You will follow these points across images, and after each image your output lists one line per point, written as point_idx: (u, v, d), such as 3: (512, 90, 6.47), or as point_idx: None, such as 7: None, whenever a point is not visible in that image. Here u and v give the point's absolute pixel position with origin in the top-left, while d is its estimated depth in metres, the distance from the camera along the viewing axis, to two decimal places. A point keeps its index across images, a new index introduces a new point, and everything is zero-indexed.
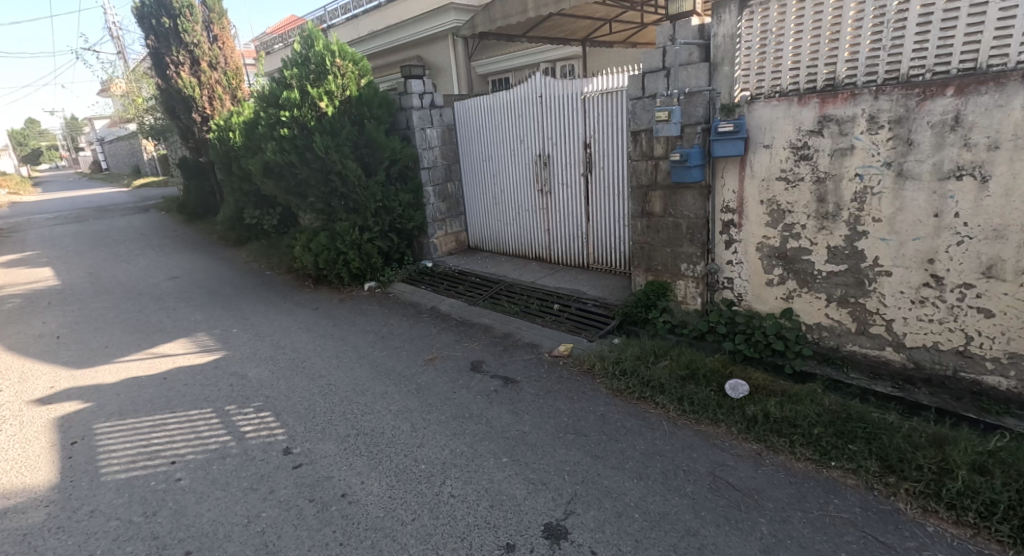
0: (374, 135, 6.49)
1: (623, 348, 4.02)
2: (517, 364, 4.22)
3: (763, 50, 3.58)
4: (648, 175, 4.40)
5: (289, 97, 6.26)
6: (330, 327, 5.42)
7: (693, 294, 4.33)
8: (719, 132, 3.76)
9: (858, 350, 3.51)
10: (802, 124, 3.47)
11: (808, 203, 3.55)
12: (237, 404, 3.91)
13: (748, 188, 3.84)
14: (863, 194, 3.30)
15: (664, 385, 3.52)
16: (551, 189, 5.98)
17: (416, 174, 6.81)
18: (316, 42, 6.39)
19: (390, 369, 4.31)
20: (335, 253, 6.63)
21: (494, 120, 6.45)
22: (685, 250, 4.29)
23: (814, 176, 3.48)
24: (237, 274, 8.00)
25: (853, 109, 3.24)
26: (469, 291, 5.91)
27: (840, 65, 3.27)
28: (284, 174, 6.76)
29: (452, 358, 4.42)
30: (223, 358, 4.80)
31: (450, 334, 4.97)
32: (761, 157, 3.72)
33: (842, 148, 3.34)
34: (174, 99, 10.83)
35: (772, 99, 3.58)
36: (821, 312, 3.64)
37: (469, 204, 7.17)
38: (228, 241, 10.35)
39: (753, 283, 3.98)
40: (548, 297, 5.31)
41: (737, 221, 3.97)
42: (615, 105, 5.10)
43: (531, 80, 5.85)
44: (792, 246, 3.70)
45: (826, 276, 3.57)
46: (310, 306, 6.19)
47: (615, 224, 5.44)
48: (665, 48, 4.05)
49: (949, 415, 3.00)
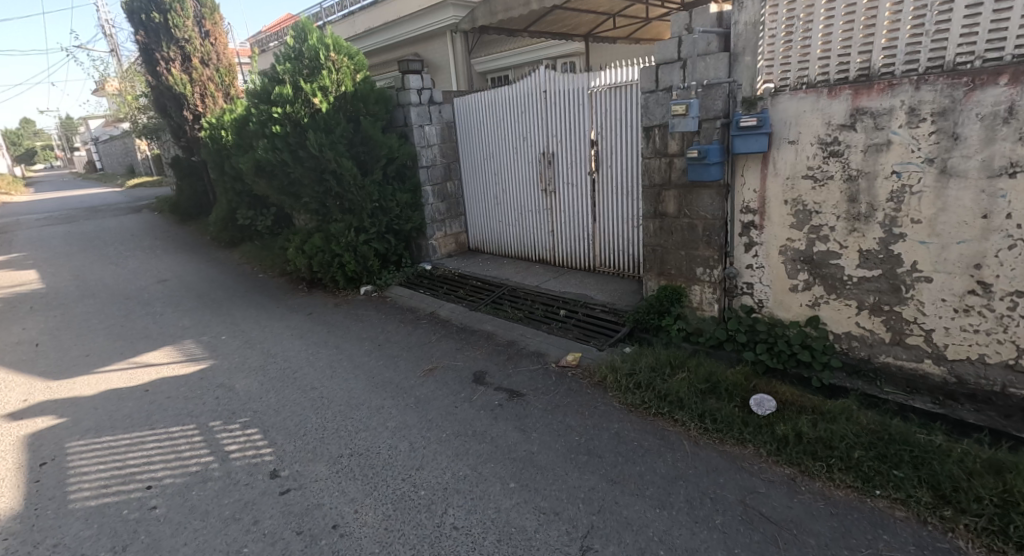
0: (371, 132, 6.22)
1: (637, 358, 3.76)
2: (523, 375, 3.95)
3: (789, 38, 3.33)
4: (662, 172, 4.13)
5: (281, 93, 5.96)
6: (323, 335, 5.13)
7: (709, 300, 4.07)
8: (742, 127, 3.50)
9: (892, 361, 3.25)
10: (832, 118, 3.22)
11: (838, 202, 3.30)
12: (222, 419, 3.63)
13: (771, 187, 3.59)
14: (901, 194, 3.04)
15: (683, 400, 3.26)
16: (555, 188, 5.72)
17: (414, 173, 6.54)
18: (309, 35, 6.12)
19: (386, 381, 4.03)
20: (330, 255, 6.36)
21: (496, 116, 6.19)
22: (701, 253, 4.03)
23: (845, 174, 3.23)
24: (229, 277, 7.72)
25: (890, 101, 2.99)
26: (470, 295, 5.65)
27: (876, 53, 3.02)
28: (276, 174, 6.48)
29: (453, 369, 4.15)
30: (209, 369, 4.52)
31: (450, 341, 4.70)
32: (786, 153, 3.46)
33: (877, 144, 3.08)
34: (166, 97, 10.54)
35: (798, 90, 3.34)
36: (850, 321, 3.39)
37: (470, 205, 6.90)
38: (220, 242, 10.06)
39: (775, 289, 3.73)
40: (553, 302, 5.04)
41: (757, 222, 3.72)
42: (625, 101, 4.84)
43: (535, 74, 5.59)
44: (819, 249, 3.45)
45: (856, 281, 3.31)
46: (303, 312, 5.90)
47: (624, 225, 5.17)
48: (681, 37, 3.79)
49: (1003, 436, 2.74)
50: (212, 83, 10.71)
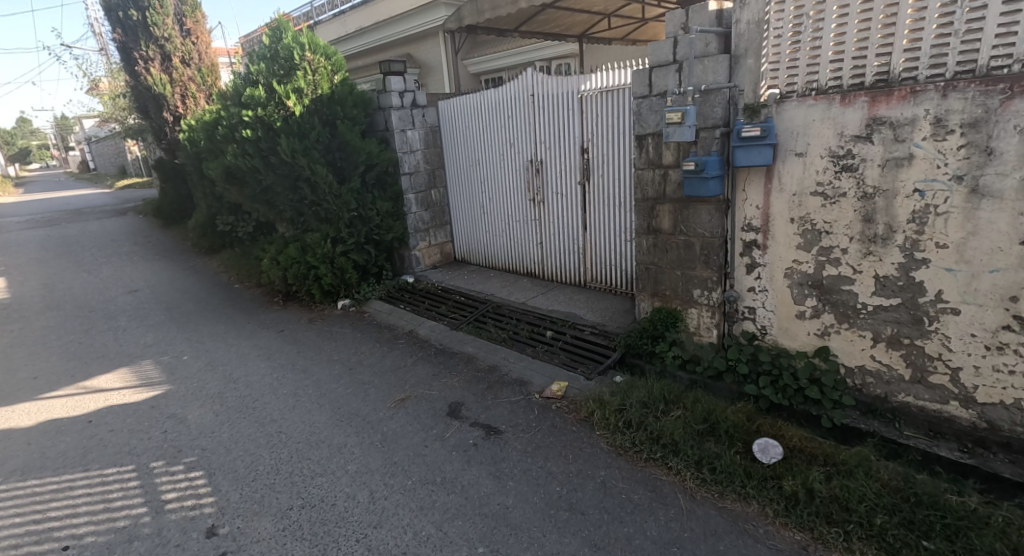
0: (348, 137, 5.87)
1: (628, 391, 3.41)
2: (503, 408, 3.58)
3: (796, 39, 3.00)
4: (655, 185, 3.77)
5: (253, 95, 5.62)
6: (292, 356, 4.75)
7: (707, 325, 3.72)
8: (743, 137, 3.17)
9: (912, 402, 2.91)
10: (845, 128, 2.89)
11: (851, 222, 2.97)
12: (165, 459, 3.26)
13: (776, 204, 3.25)
14: (924, 214, 2.71)
15: (679, 444, 2.92)
16: (544, 198, 5.37)
17: (396, 180, 6.17)
18: (284, 34, 5.76)
19: (353, 413, 3.66)
20: (305, 266, 5.95)
21: (481, 121, 5.84)
22: (698, 274, 3.68)
23: (860, 191, 2.90)
24: (203, 287, 7.31)
25: (912, 110, 2.65)
26: (452, 312, 5.28)
27: (897, 55, 2.68)
28: (249, 181, 6.12)
29: (428, 399, 3.77)
30: (162, 396, 4.13)
31: (427, 366, 4.32)
32: (793, 167, 3.13)
33: (896, 158, 2.75)
34: (145, 97, 10.15)
35: (806, 97, 3.01)
36: (865, 354, 3.05)
37: (455, 214, 6.54)
38: (199, 249, 9.64)
39: (780, 315, 3.40)
40: (540, 322, 4.68)
41: (761, 242, 3.39)
42: (616, 105, 4.49)
43: (522, 76, 5.25)
44: (829, 273, 3.12)
45: (872, 311, 2.98)
46: (274, 328, 5.51)
47: (617, 239, 4.81)
48: (677, 37, 3.45)
49: None
50: (193, 83, 10.33)
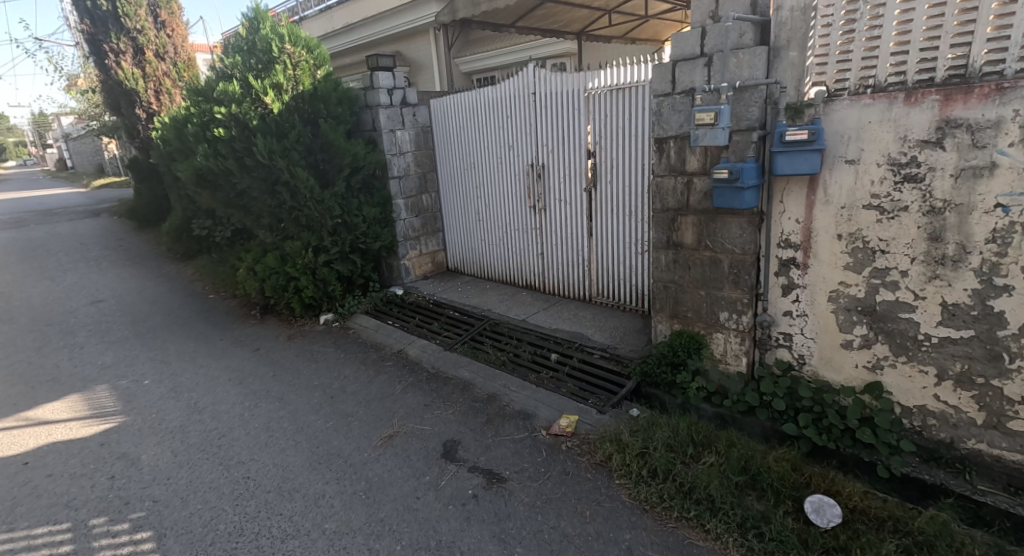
0: (332, 137, 5.37)
1: (649, 430, 2.97)
2: (505, 448, 3.13)
3: (850, 28, 2.59)
4: (677, 195, 3.34)
5: (226, 90, 5.09)
6: (267, 381, 4.19)
7: (734, 352, 3.29)
8: (786, 141, 2.74)
9: (985, 450, 2.56)
10: (909, 132, 2.50)
11: (913, 241, 2.57)
12: (108, 515, 2.75)
13: (820, 217, 2.84)
14: (1007, 233, 2.34)
15: (716, 501, 2.49)
16: (546, 205, 4.93)
17: (384, 184, 5.69)
18: (262, 24, 5.25)
19: (333, 453, 3.17)
20: (284, 277, 5.43)
21: (477, 120, 5.38)
22: (726, 295, 3.25)
23: (926, 205, 2.51)
24: (173, 298, 6.73)
25: (996, 110, 2.28)
26: (445, 329, 4.80)
27: (979, 46, 2.29)
28: (222, 184, 5.60)
29: (420, 436, 3.30)
30: (112, 430, 3.60)
31: (418, 393, 3.84)
32: (843, 176, 2.72)
33: (973, 167, 2.37)
34: (116, 92, 9.55)
35: (861, 95, 2.60)
36: (925, 392, 2.68)
37: (448, 221, 6.08)
38: (173, 254, 9.03)
39: (822, 344, 3.00)
40: (543, 343, 4.24)
41: (800, 260, 2.97)
42: (629, 104, 4.05)
43: (522, 72, 4.81)
44: (884, 298, 2.71)
45: (936, 343, 2.60)
46: (248, 345, 4.98)
47: (627, 251, 4.38)
48: (706, 27, 3.03)
49: None
50: (168, 78, 9.75)
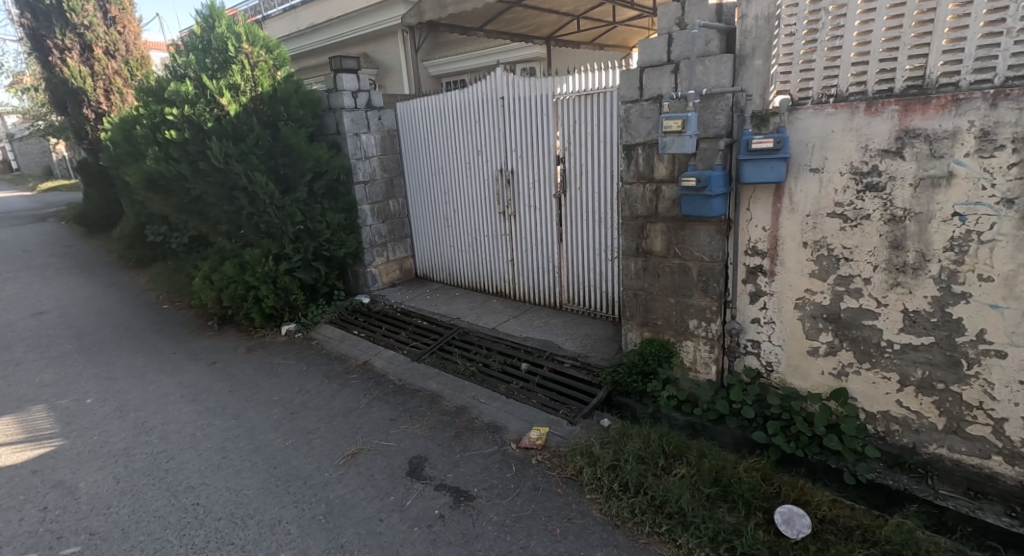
0: (293, 140, 5.19)
1: (621, 441, 2.93)
2: (474, 464, 3.03)
3: (812, 37, 2.61)
4: (646, 202, 3.31)
5: (178, 90, 4.88)
6: (222, 397, 4.00)
7: (704, 360, 3.27)
8: (753, 149, 2.74)
9: (946, 454, 2.59)
10: (870, 141, 2.51)
11: (876, 248, 2.59)
12: (40, 552, 2.55)
13: (786, 226, 2.85)
14: (964, 242, 2.37)
15: (688, 515, 2.46)
16: (516, 211, 4.87)
17: (349, 189, 5.53)
18: (217, 22, 5.03)
19: (292, 475, 3.02)
20: (242, 287, 5.22)
21: (444, 124, 5.28)
22: (695, 303, 3.23)
23: (887, 214, 2.53)
24: (124, 309, 6.40)
25: (953, 121, 2.31)
26: (413, 339, 4.67)
27: (935, 58, 2.32)
28: (175, 189, 5.35)
29: (385, 453, 3.18)
30: (49, 455, 3.36)
31: (384, 407, 3.72)
32: (807, 184, 2.73)
33: (932, 177, 2.40)
34: (62, 91, 9.09)
35: (823, 104, 2.61)
36: (888, 398, 2.70)
37: (416, 226, 5.95)
38: (125, 262, 8.62)
39: (789, 351, 3.00)
40: (513, 352, 4.16)
41: (767, 268, 2.97)
42: (598, 110, 4.02)
43: (490, 76, 4.75)
44: (849, 306, 2.73)
45: (899, 349, 2.62)
46: (204, 359, 4.76)
47: (598, 257, 4.35)
48: (672, 34, 3.01)
49: None
50: (119, 77, 9.35)
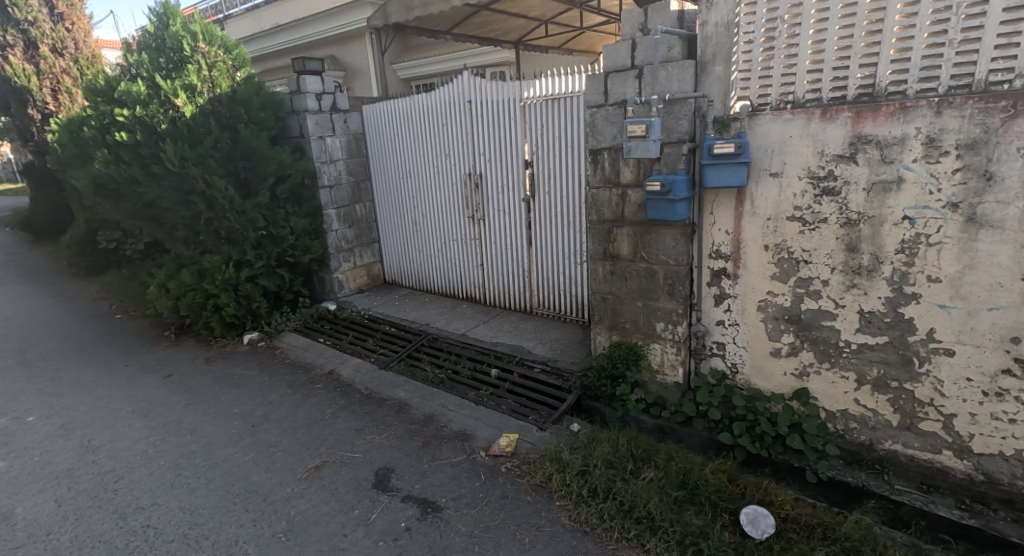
0: (254, 144, 5.04)
1: (590, 446, 2.92)
2: (441, 474, 2.98)
3: (770, 45, 2.65)
4: (613, 207, 3.32)
5: (129, 90, 4.69)
6: (178, 411, 3.84)
7: (671, 363, 3.29)
8: (715, 154, 2.77)
9: (900, 450, 2.66)
10: (826, 147, 2.57)
11: (832, 251, 2.65)
12: None
13: (748, 229, 2.89)
14: (914, 244, 2.44)
15: (656, 519, 2.46)
16: (484, 215, 4.84)
17: (313, 194, 5.41)
18: (172, 20, 4.91)
19: (251, 491, 2.92)
20: (201, 295, 5.04)
21: (411, 128, 5.22)
22: (662, 306, 3.26)
23: (843, 217, 2.59)
24: (74, 320, 6.11)
25: (902, 128, 2.38)
26: (380, 346, 4.59)
27: (884, 67, 2.39)
28: (128, 194, 5.14)
29: (349, 465, 3.11)
30: None
31: (350, 417, 3.64)
32: (767, 188, 2.78)
33: (884, 181, 2.47)
34: (5, 90, 8.67)
35: (781, 111, 2.66)
36: (847, 397, 2.76)
37: (384, 231, 5.86)
38: (76, 270, 8.24)
39: (752, 352, 3.04)
40: (482, 357, 4.12)
41: (730, 271, 3.01)
42: (565, 114, 4.03)
43: (456, 79, 4.71)
44: (809, 307, 2.79)
45: (856, 349, 2.69)
46: (159, 372, 4.57)
47: (567, 262, 4.35)
48: (635, 39, 3.03)
49: None
50: (67, 76, 8.99)
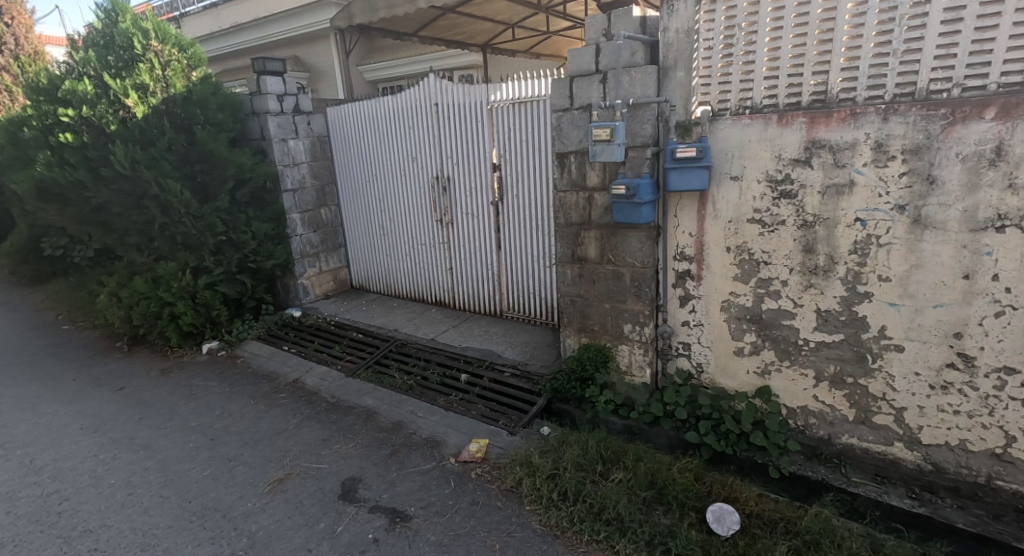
0: (212, 146, 4.89)
1: (560, 449, 2.93)
2: (410, 482, 2.94)
3: (728, 52, 2.72)
4: (580, 210, 3.34)
5: (75, 89, 4.49)
6: (131, 426, 3.69)
7: (639, 363, 3.33)
8: (677, 158, 2.82)
9: (856, 443, 2.76)
10: (783, 151, 2.64)
11: (790, 252, 2.73)
12: None
13: (711, 231, 2.95)
14: (866, 245, 2.53)
15: (625, 520, 2.48)
16: (452, 219, 4.81)
17: (276, 198, 5.28)
18: (121, 16, 4.71)
19: (210, 508, 2.82)
20: (157, 304, 4.86)
21: (377, 130, 5.15)
22: (629, 307, 3.29)
23: (800, 219, 2.67)
24: (18, 332, 5.81)
25: (853, 133, 2.46)
26: (347, 353, 4.51)
27: (835, 74, 2.47)
28: (75, 198, 4.91)
29: (314, 477, 3.04)
30: None
31: (316, 427, 3.56)
32: (728, 192, 2.84)
33: (837, 185, 2.55)
34: None
35: (740, 116, 2.73)
36: (806, 394, 2.85)
37: (351, 235, 5.77)
38: (20, 278, 7.83)
39: (716, 352, 3.10)
40: (452, 362, 4.09)
41: (695, 272, 3.06)
42: (532, 118, 4.04)
43: (422, 82, 4.68)
44: (769, 307, 2.86)
45: (814, 347, 2.77)
46: (111, 385, 4.38)
47: (536, 265, 4.36)
48: (599, 44, 3.06)
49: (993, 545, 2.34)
50: (7, 74, 8.56)
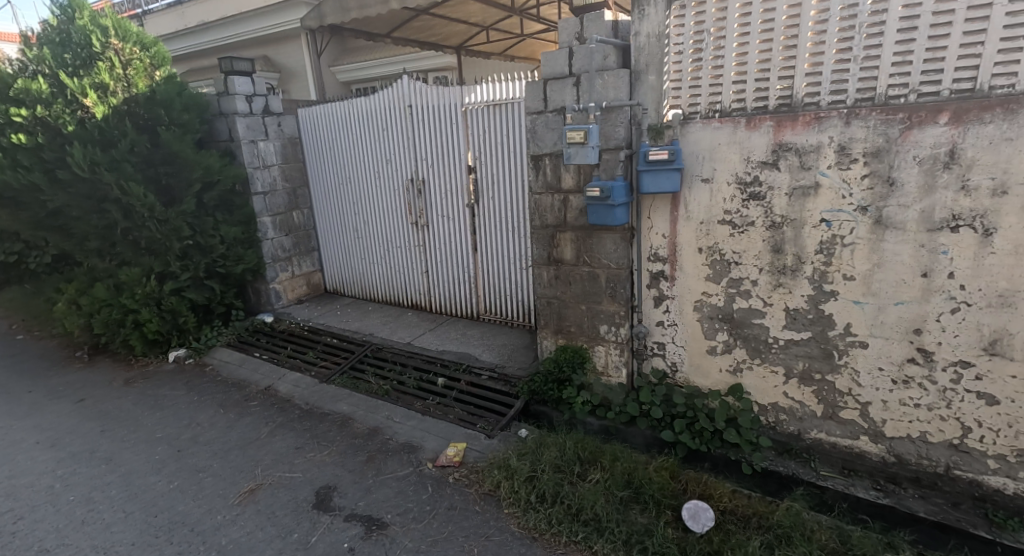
0: (178, 148, 4.77)
1: (538, 452, 2.94)
2: (386, 489, 2.92)
3: (697, 56, 2.77)
4: (555, 212, 3.36)
5: (29, 88, 4.34)
6: (94, 439, 3.57)
7: (615, 364, 3.36)
8: (650, 160, 2.86)
9: (824, 438, 2.83)
10: (751, 153, 2.70)
11: (760, 252, 2.79)
12: None
13: (683, 232, 2.99)
14: (831, 245, 2.61)
15: (602, 520, 2.50)
16: (428, 221, 4.78)
17: (246, 201, 5.18)
18: (79, 13, 4.55)
19: (179, 522, 2.75)
20: (120, 311, 4.71)
21: (350, 132, 5.09)
22: (605, 309, 3.32)
23: (768, 220, 2.73)
24: None
25: (817, 136, 2.53)
26: (322, 358, 4.44)
27: (800, 80, 2.54)
28: (33, 202, 4.74)
29: (288, 486, 2.99)
30: None
31: (290, 435, 3.50)
32: (700, 193, 2.89)
33: (803, 187, 2.62)
34: None
35: (710, 119, 2.78)
36: (777, 390, 2.91)
37: (325, 238, 5.69)
38: None
39: (690, 351, 3.15)
40: (429, 366, 4.07)
41: (668, 273, 3.11)
42: (506, 120, 4.04)
43: (396, 83, 4.64)
44: (740, 306, 2.92)
45: (783, 345, 2.84)
46: (71, 397, 4.23)
47: (512, 267, 4.36)
48: (572, 47, 3.08)
49: (953, 534, 2.43)
50: None
